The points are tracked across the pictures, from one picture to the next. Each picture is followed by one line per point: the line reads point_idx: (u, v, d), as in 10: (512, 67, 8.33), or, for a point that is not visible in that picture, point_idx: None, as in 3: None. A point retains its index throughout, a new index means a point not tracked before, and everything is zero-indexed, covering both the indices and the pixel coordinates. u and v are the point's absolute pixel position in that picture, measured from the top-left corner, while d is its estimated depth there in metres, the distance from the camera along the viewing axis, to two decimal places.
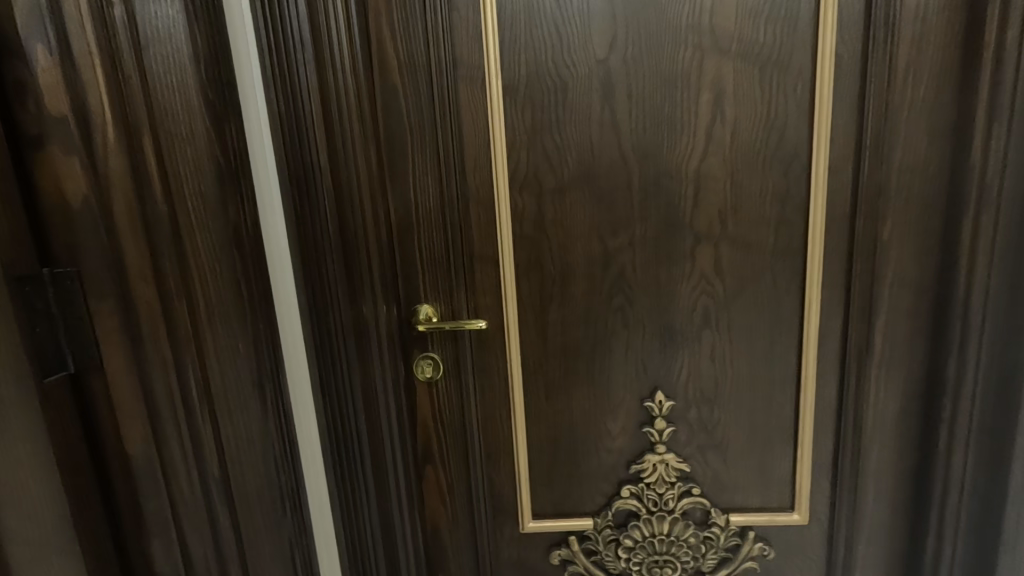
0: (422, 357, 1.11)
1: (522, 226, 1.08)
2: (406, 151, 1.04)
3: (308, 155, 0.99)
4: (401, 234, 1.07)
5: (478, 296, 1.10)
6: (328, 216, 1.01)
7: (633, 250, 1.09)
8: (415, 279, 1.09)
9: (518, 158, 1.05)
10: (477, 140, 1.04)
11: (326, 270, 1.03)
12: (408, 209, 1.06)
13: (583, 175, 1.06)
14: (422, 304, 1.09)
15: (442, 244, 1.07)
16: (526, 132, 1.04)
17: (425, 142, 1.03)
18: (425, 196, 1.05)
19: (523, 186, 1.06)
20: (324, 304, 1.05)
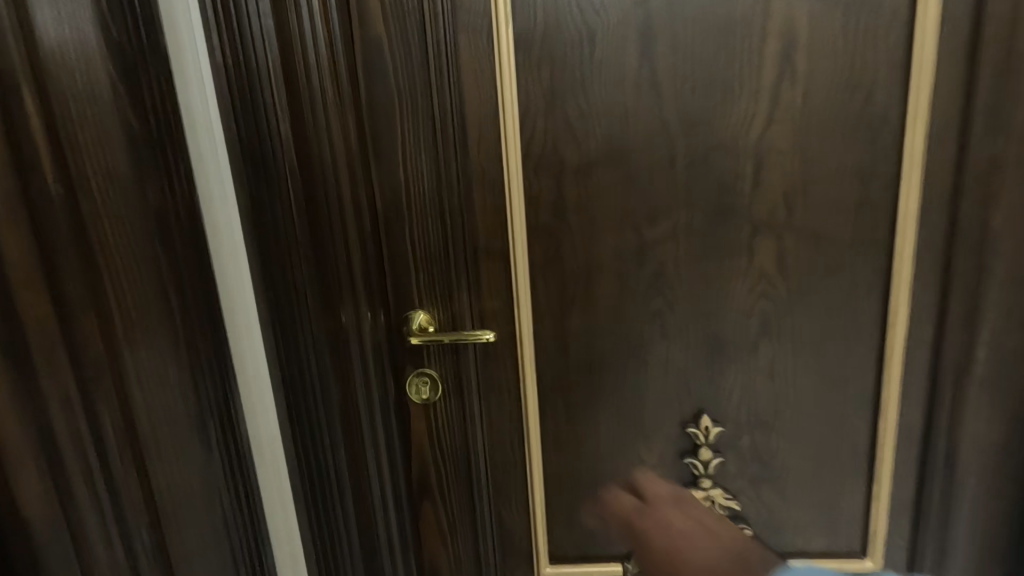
0: (417, 375, 0.92)
1: (538, 214, 0.87)
2: (394, 123, 0.83)
3: (269, 127, 0.78)
4: (389, 226, 0.86)
5: (485, 301, 0.90)
6: (295, 205, 0.80)
7: (675, 242, 0.88)
8: (405, 280, 0.88)
9: (534, 130, 0.84)
10: (481, 106, 0.83)
11: (294, 272, 0.82)
12: (397, 193, 0.85)
13: (615, 151, 0.85)
14: (415, 312, 0.89)
15: (439, 238, 0.87)
16: (545, 97, 0.83)
17: (418, 110, 0.82)
18: (418, 180, 0.85)
19: (540, 165, 0.86)
20: (291, 314, 0.84)
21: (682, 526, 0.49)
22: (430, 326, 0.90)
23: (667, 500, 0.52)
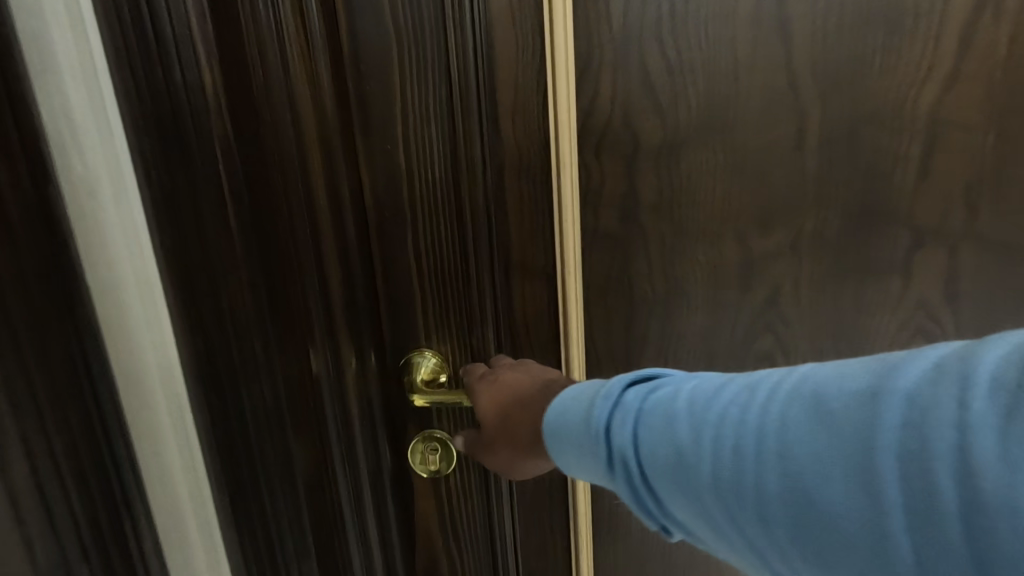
0: (422, 442, 0.64)
1: (598, 214, 0.61)
2: (391, 79, 0.55)
3: (185, 82, 0.49)
4: (384, 230, 0.59)
5: (519, 338, 0.64)
6: (232, 207, 0.52)
7: (798, 258, 0.61)
8: (406, 311, 0.61)
9: (597, 94, 0.58)
10: (520, 57, 0.56)
11: (235, 309, 0.55)
12: (395, 184, 0.58)
13: (717, 124, 0.58)
14: (414, 357, 0.62)
15: (454, 252, 0.60)
16: (615, 45, 0.56)
17: (426, 60, 0.55)
18: (425, 165, 0.57)
19: (603, 145, 0.59)
20: (231, 368, 0.56)
21: (512, 378, 0.57)
22: (436, 376, 0.62)
23: (507, 363, 0.60)
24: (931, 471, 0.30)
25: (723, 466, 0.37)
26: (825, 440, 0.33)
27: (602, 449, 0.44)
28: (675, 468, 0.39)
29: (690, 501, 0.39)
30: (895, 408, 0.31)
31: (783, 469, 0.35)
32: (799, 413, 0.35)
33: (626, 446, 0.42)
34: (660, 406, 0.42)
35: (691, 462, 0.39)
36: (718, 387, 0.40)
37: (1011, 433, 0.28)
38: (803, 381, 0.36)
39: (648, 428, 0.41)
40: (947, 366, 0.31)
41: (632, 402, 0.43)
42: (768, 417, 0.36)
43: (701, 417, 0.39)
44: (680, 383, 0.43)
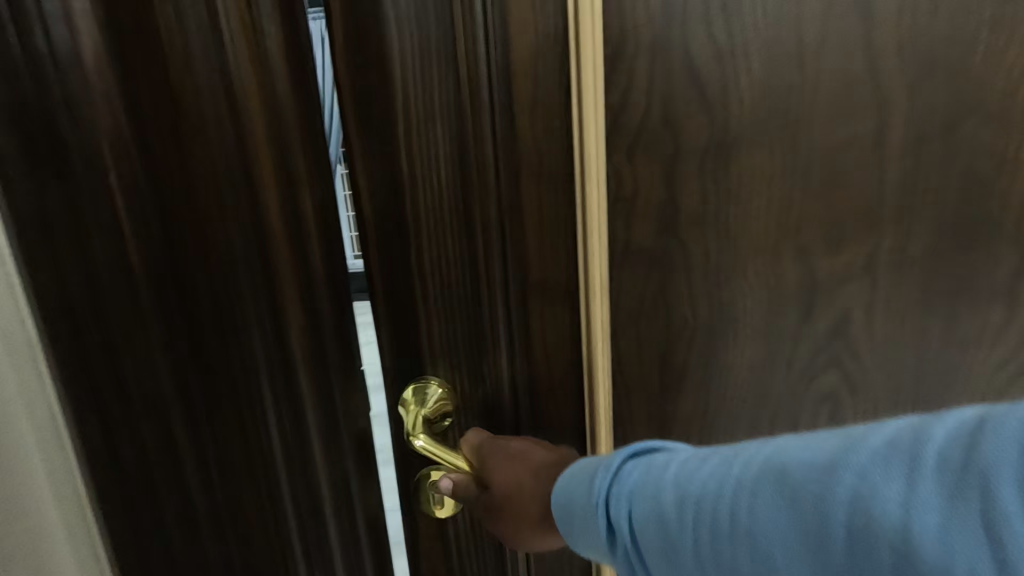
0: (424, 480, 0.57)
1: (631, 226, 0.52)
2: (392, 69, 0.48)
3: (70, 75, 0.43)
4: (383, 241, 0.52)
5: (537, 366, 0.56)
6: (134, 234, 0.46)
7: (875, 282, 0.51)
8: (409, 333, 0.54)
9: (633, 85, 0.49)
10: (540, 50, 0.48)
11: (145, 358, 0.48)
12: (396, 191, 0.51)
13: (779, 118, 0.48)
14: (413, 389, 0.55)
15: (460, 268, 0.52)
16: (654, 24, 0.47)
17: (432, 53, 0.47)
18: (430, 169, 0.50)
19: (638, 144, 0.50)
20: (134, 402, 0.49)
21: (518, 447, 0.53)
22: (439, 410, 0.55)
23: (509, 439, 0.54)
24: (894, 562, 0.28)
25: (702, 549, 0.34)
26: (788, 516, 0.31)
27: (598, 523, 0.40)
28: (661, 557, 0.36)
29: None
30: (851, 492, 0.29)
31: (759, 563, 0.32)
32: (767, 492, 0.32)
33: (618, 522, 0.39)
34: (633, 489, 0.39)
35: (674, 542, 0.35)
36: (704, 458, 0.37)
37: (961, 525, 0.26)
38: (771, 457, 0.33)
39: (626, 511, 0.38)
40: (899, 443, 0.29)
41: (602, 477, 0.41)
42: (738, 492, 0.33)
43: (684, 493, 0.35)
44: (674, 455, 0.39)
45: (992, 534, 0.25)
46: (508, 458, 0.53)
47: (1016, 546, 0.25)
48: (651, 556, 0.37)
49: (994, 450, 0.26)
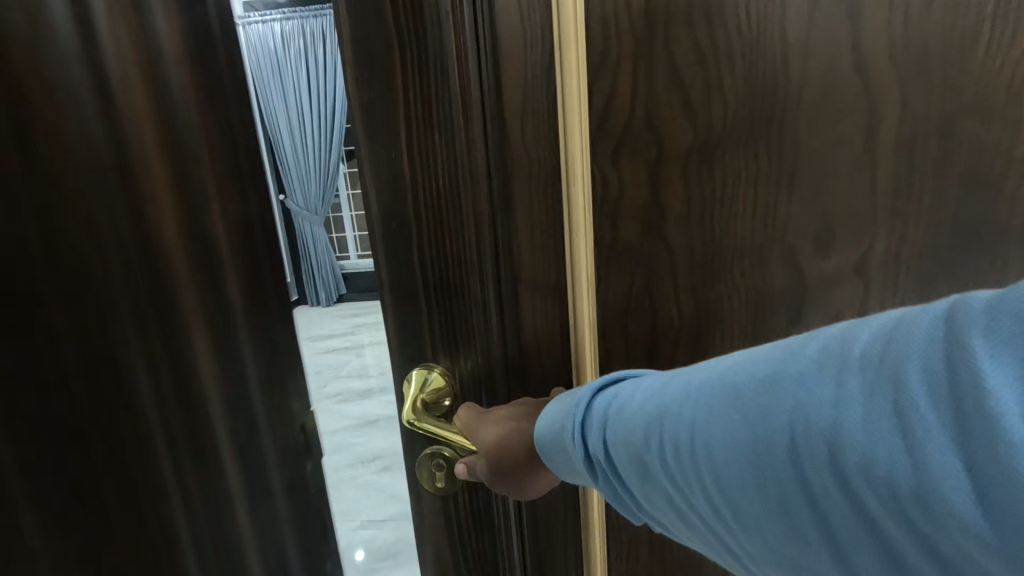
0: (428, 455, 0.62)
1: (616, 223, 0.54)
2: (393, 83, 0.52)
3: None
4: (388, 239, 0.57)
5: (529, 360, 0.59)
6: None
7: (864, 287, 0.50)
8: (412, 324, 0.59)
9: (616, 91, 0.51)
10: (527, 63, 0.51)
11: None
12: (397, 195, 0.55)
13: (764, 121, 0.48)
14: (415, 372, 0.60)
15: (457, 265, 0.55)
16: (637, 31, 0.49)
17: (426, 68, 0.51)
18: (428, 173, 0.54)
19: (622, 149, 0.52)
20: None
21: (495, 413, 0.56)
22: (435, 391, 0.59)
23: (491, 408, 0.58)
24: (829, 460, 0.28)
25: (669, 465, 0.36)
26: (736, 426, 0.32)
27: (577, 449, 0.43)
28: (636, 478, 0.38)
29: (657, 495, 0.38)
30: (790, 399, 0.30)
31: (717, 478, 0.33)
32: (718, 406, 0.33)
33: (596, 448, 0.41)
34: (605, 418, 0.41)
35: (646, 459, 0.37)
36: (667, 383, 0.38)
37: (881, 414, 0.26)
38: (722, 377, 0.34)
39: (603, 436, 0.41)
40: (832, 349, 0.29)
41: (579, 408, 0.43)
42: (696, 411, 0.34)
43: (648, 417, 0.37)
44: (641, 385, 0.40)
45: (904, 423, 0.25)
46: (493, 421, 0.55)
47: (924, 427, 0.25)
48: (628, 477, 0.39)
49: (911, 340, 0.26)
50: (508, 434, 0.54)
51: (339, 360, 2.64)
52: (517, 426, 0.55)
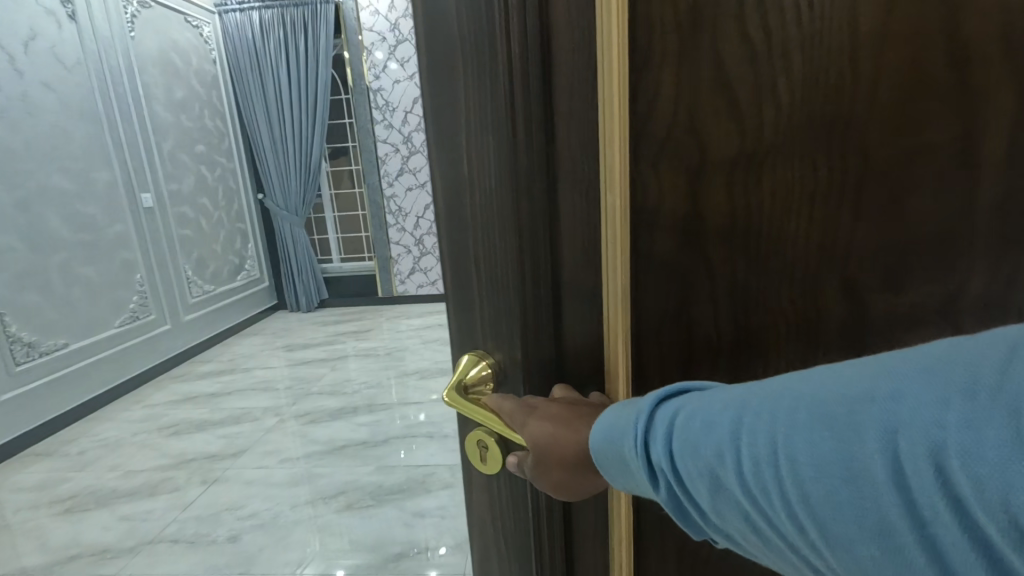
0: (470, 441, 0.56)
1: (662, 239, 0.49)
2: (455, 62, 0.47)
3: None
4: (447, 236, 0.53)
5: (566, 363, 0.55)
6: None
7: (932, 322, 0.45)
8: (467, 314, 0.55)
9: (660, 90, 0.46)
10: (574, 63, 0.47)
11: None
12: (458, 195, 0.50)
13: (825, 126, 0.42)
14: (465, 356, 0.55)
15: (510, 262, 0.50)
16: (681, 25, 0.44)
17: (482, 65, 0.46)
18: (484, 167, 0.49)
19: (664, 154, 0.47)
20: None
21: (549, 418, 0.49)
22: (479, 375, 0.54)
23: (548, 409, 0.50)
24: (935, 489, 0.25)
25: (747, 483, 0.33)
26: (822, 446, 0.29)
27: (637, 460, 0.40)
28: (705, 493, 0.35)
29: (728, 514, 0.35)
30: (890, 419, 0.27)
31: (803, 497, 0.30)
32: (798, 422, 0.31)
33: (659, 462, 0.38)
34: (669, 428, 0.39)
35: (720, 478, 0.34)
36: (734, 396, 0.36)
37: (990, 436, 0.24)
38: (797, 394, 0.32)
39: (666, 448, 0.38)
40: (931, 371, 0.27)
41: (641, 421, 0.41)
42: (773, 431, 0.32)
43: (719, 432, 0.35)
44: (697, 398, 0.38)
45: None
46: (541, 415, 0.50)
47: None
48: (696, 491, 0.36)
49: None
50: (562, 438, 0.48)
51: (314, 374, 3.29)
52: (565, 418, 0.49)
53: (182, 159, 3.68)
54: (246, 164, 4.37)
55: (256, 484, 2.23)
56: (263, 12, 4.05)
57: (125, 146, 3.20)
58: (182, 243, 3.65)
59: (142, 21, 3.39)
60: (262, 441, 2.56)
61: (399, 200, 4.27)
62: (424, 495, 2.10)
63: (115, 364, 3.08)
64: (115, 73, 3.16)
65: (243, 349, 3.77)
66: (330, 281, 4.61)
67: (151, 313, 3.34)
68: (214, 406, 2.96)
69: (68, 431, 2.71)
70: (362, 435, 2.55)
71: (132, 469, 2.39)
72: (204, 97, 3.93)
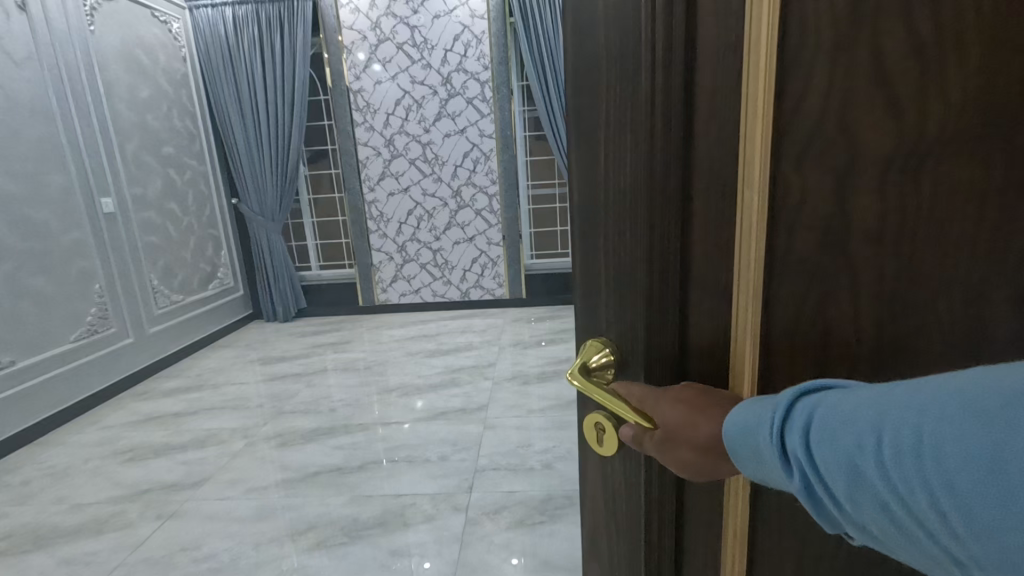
0: (589, 422, 0.56)
1: (807, 239, 0.47)
2: (597, 65, 0.48)
3: None
4: (582, 231, 0.54)
5: (690, 361, 0.54)
6: None
7: None
8: (592, 303, 0.56)
9: (811, 86, 0.44)
10: (719, 65, 0.45)
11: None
12: (592, 194, 0.52)
13: (1000, 121, 0.38)
14: (588, 342, 0.56)
15: (639, 259, 0.50)
16: (840, 21, 0.41)
17: (624, 68, 0.47)
18: (619, 166, 0.49)
19: (808, 152, 0.45)
20: None
21: (683, 406, 0.48)
22: (601, 361, 0.54)
23: (680, 395, 0.49)
24: None
25: (893, 474, 0.31)
26: (974, 438, 0.27)
27: (771, 451, 0.39)
28: (843, 485, 0.34)
29: (869, 507, 0.33)
30: None
31: (951, 490, 0.28)
32: (950, 414, 0.29)
33: (796, 451, 0.37)
34: (809, 420, 0.37)
35: (860, 467, 0.32)
36: (890, 386, 0.33)
37: None
38: (958, 388, 0.29)
39: (804, 438, 0.36)
40: None
41: (776, 414, 0.39)
42: (920, 421, 0.30)
43: (862, 420, 0.33)
44: (844, 393, 0.36)
45: None
46: (670, 399, 0.49)
47: None
48: (832, 482, 0.34)
49: None
50: (697, 423, 0.47)
51: (289, 391, 3.14)
52: (697, 405, 0.48)
53: (148, 162, 3.47)
54: (219, 167, 4.18)
55: (217, 519, 2.06)
56: (237, 9, 3.89)
57: (83, 147, 2.97)
58: (148, 250, 3.43)
59: (102, 15, 3.16)
60: (227, 468, 2.40)
61: (380, 205, 4.18)
62: (401, 530, 1.94)
63: (72, 383, 2.85)
64: (71, 70, 2.94)
65: (211, 363, 3.57)
66: (308, 288, 4.43)
67: (112, 326, 3.12)
68: (177, 428, 2.77)
69: (9, 459, 2.48)
70: (335, 460, 2.41)
71: (81, 502, 2.20)
72: (173, 96, 3.72)
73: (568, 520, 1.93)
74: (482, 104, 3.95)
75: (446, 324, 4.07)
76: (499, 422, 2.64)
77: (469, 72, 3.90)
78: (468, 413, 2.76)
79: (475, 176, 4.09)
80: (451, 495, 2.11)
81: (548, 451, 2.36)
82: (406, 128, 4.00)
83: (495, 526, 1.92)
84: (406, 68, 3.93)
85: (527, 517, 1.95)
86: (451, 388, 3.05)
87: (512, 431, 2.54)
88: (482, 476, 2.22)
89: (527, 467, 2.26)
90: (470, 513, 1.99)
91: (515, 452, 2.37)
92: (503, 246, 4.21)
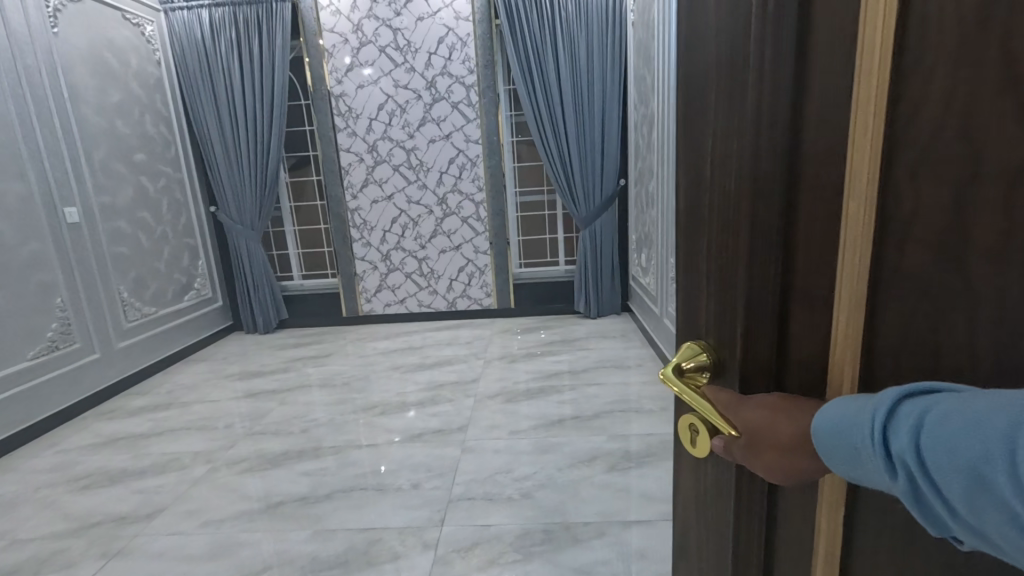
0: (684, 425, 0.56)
1: (917, 254, 0.40)
2: (707, 76, 0.53)
3: None
4: (690, 226, 0.61)
5: (789, 371, 0.52)
6: None
7: None
8: (694, 299, 0.61)
9: (928, 85, 0.38)
10: (835, 61, 0.43)
11: None
12: (699, 192, 0.58)
13: None
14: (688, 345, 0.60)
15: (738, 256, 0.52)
16: (964, 20, 0.35)
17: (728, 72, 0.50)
18: (721, 167, 0.53)
19: (929, 158, 0.39)
20: None
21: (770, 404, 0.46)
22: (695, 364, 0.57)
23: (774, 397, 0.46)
24: None
25: None
26: None
27: (875, 458, 0.34)
28: (962, 494, 0.30)
29: (996, 520, 0.29)
30: None
31: None
32: None
33: (904, 456, 0.33)
34: (919, 423, 0.32)
35: (988, 474, 0.29)
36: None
37: None
38: None
39: (914, 441, 0.32)
40: None
41: (877, 414, 0.35)
42: None
43: (992, 422, 0.29)
44: (967, 396, 0.32)
45: None
46: (759, 402, 0.47)
47: None
48: (948, 489, 0.31)
49: None
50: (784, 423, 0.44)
51: (261, 410, 3.01)
52: (786, 406, 0.45)
53: (119, 170, 3.31)
54: (197, 174, 4.02)
55: (168, 557, 1.92)
56: (213, 11, 3.75)
57: (44, 154, 2.80)
58: (117, 261, 3.26)
59: (66, 17, 2.99)
60: (185, 498, 2.26)
61: (363, 213, 4.08)
62: (367, 570, 1.82)
63: (32, 402, 2.67)
64: (30, 74, 2.77)
65: (185, 379, 3.40)
66: (290, 297, 4.29)
67: (76, 341, 2.93)
68: (140, 450, 2.61)
69: None
70: (301, 489, 2.30)
71: (23, 537, 2.04)
72: (145, 101, 3.55)
73: (544, 558, 1.83)
74: (467, 108, 3.90)
75: (432, 335, 3.98)
76: (477, 446, 2.56)
77: (455, 76, 3.85)
78: (445, 435, 2.68)
79: (461, 182, 4.03)
80: (422, 529, 2.01)
81: (526, 479, 2.28)
82: (389, 134, 3.93)
83: (468, 564, 1.82)
84: (390, 71, 3.85)
85: (500, 555, 1.85)
86: (436, 406, 2.97)
87: (491, 456, 2.47)
88: (455, 507, 2.13)
89: (505, 496, 2.18)
90: (441, 550, 1.89)
91: (492, 479, 2.29)
92: (491, 255, 4.16)
